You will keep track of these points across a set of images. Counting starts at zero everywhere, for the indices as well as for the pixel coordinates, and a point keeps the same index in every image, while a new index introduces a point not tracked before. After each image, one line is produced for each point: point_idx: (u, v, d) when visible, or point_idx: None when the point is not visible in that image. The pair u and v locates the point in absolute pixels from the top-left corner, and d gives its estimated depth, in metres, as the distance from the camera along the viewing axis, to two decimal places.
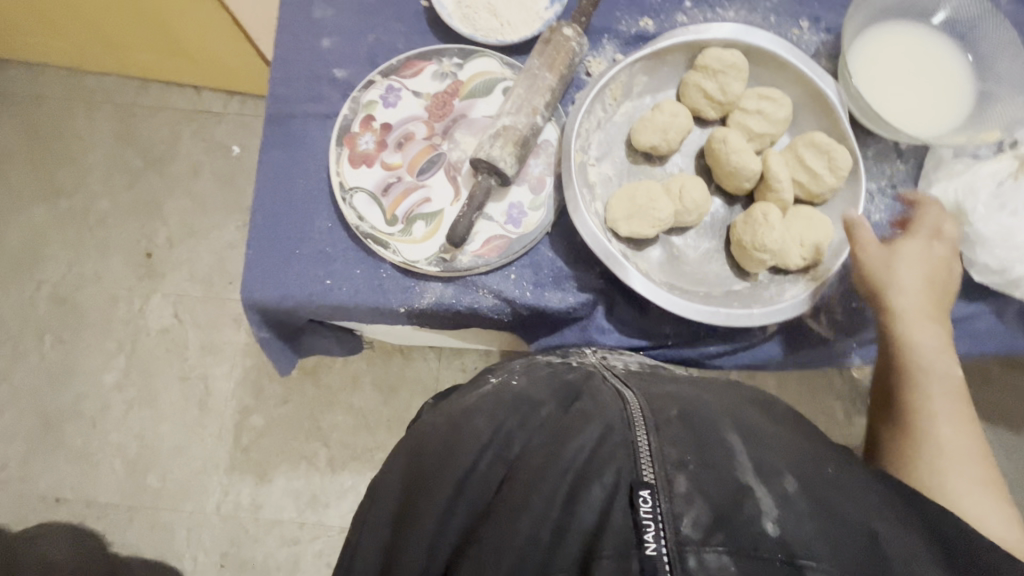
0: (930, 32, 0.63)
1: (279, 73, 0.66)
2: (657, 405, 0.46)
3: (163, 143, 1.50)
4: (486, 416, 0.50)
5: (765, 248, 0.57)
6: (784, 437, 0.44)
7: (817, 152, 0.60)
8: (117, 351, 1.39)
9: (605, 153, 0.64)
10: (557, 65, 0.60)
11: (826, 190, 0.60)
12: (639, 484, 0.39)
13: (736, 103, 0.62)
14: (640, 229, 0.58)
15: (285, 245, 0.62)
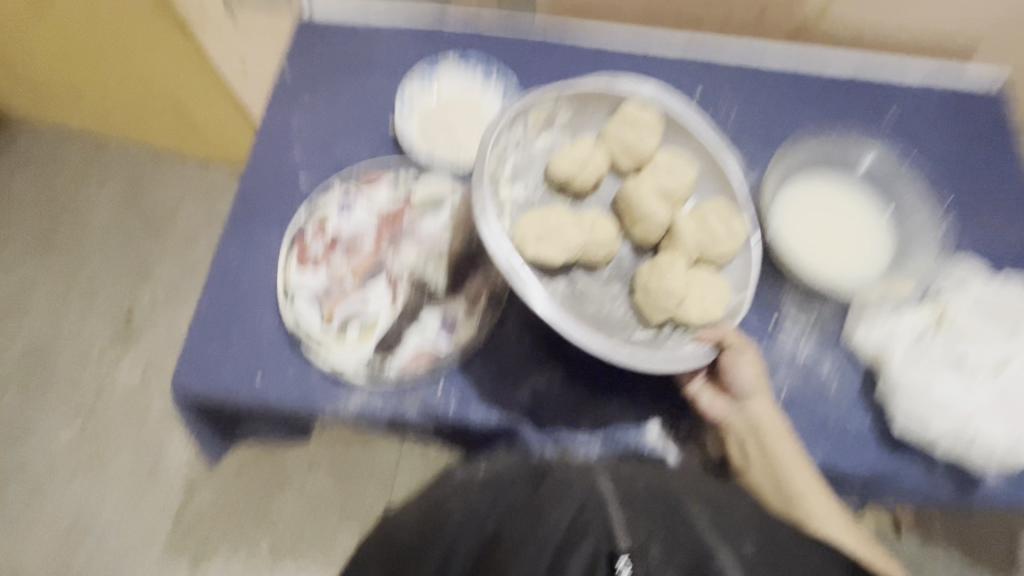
0: (850, 183, 0.68)
1: (249, 176, 0.72)
2: (624, 474, 0.45)
3: (165, 210, 1.58)
4: (454, 501, 0.46)
5: (668, 297, 0.58)
6: (736, 496, 0.45)
7: (721, 219, 0.62)
8: (76, 412, 1.37)
9: (521, 176, 0.65)
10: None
11: (725, 254, 0.61)
12: (616, 553, 0.38)
13: (648, 160, 0.65)
14: (547, 253, 0.58)
15: (224, 339, 0.64)
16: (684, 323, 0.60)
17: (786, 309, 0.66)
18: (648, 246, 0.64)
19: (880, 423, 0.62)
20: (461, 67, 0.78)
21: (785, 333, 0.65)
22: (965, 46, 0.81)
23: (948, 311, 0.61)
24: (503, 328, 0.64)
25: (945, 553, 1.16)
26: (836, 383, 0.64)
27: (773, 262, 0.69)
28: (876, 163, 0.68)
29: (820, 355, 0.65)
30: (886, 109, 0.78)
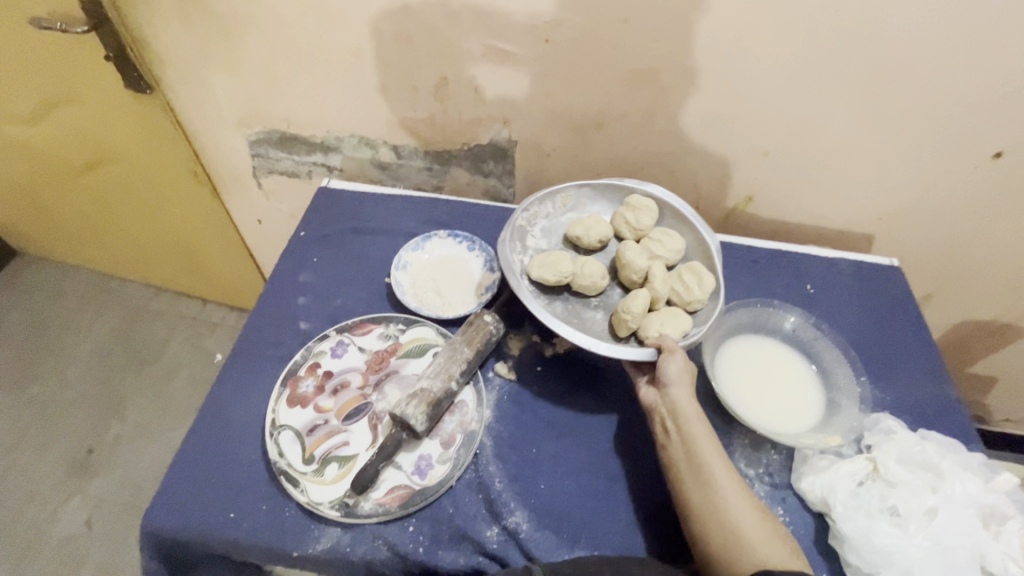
0: (778, 342, 0.79)
1: (255, 319, 0.80)
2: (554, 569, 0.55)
3: (154, 344, 1.63)
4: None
5: (630, 310, 0.76)
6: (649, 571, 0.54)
7: (694, 275, 0.80)
8: (4, 558, 1.25)
9: (545, 235, 0.90)
10: (474, 340, 0.74)
11: (693, 299, 0.79)
12: None
13: (646, 233, 0.87)
14: (543, 274, 0.81)
15: (205, 473, 0.66)
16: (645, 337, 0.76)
17: (737, 457, 0.73)
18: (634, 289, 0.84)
19: (837, 574, 0.64)
20: (449, 237, 0.91)
21: None
22: (863, 235, 1.00)
23: (879, 463, 0.67)
24: (475, 470, 0.69)
25: None
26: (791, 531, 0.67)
27: (723, 412, 0.76)
28: (799, 327, 0.80)
29: (772, 502, 0.69)
30: (806, 281, 0.93)
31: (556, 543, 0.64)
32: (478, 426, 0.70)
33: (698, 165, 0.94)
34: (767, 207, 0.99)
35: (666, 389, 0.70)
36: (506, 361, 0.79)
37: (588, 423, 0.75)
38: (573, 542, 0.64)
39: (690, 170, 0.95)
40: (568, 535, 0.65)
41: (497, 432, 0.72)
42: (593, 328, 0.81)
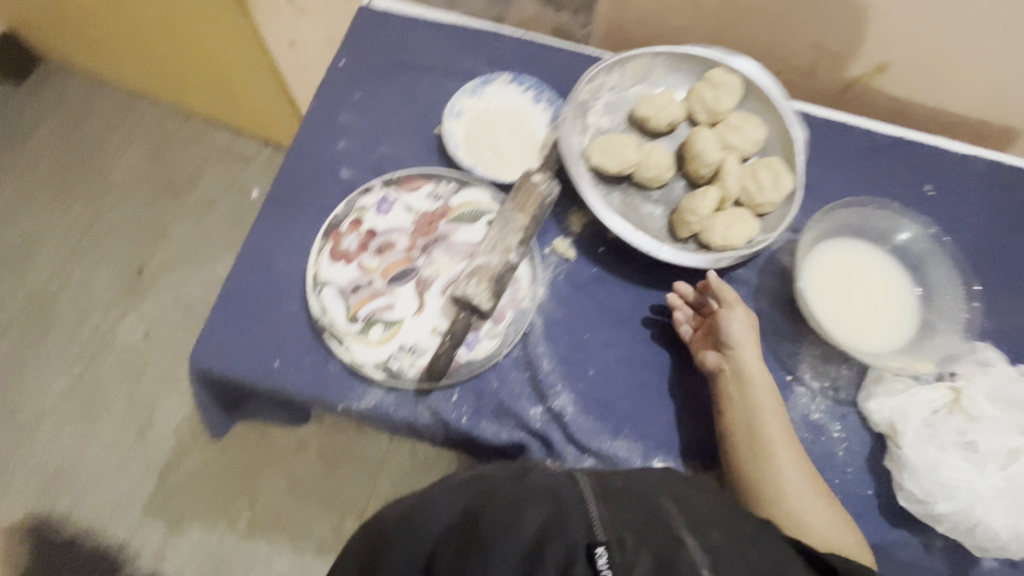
0: (883, 254, 0.69)
1: (291, 161, 0.72)
2: (605, 480, 0.51)
3: (189, 174, 1.58)
4: (438, 511, 0.50)
5: (695, 212, 0.68)
6: (709, 505, 0.51)
7: (770, 173, 0.70)
8: (76, 361, 1.38)
9: (609, 110, 0.77)
10: (528, 207, 0.64)
11: (765, 201, 0.69)
12: (594, 541, 0.43)
13: (722, 117, 0.74)
14: (606, 162, 0.70)
15: (246, 319, 0.64)
16: (709, 245, 0.69)
17: (803, 368, 0.67)
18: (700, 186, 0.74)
19: (885, 495, 0.62)
20: (512, 83, 0.78)
21: (800, 393, 0.66)
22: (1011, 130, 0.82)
23: (964, 395, 0.61)
24: (523, 348, 0.65)
25: None
26: (844, 448, 0.64)
27: (797, 319, 0.70)
28: (913, 239, 0.69)
29: (832, 417, 0.65)
30: (926, 180, 0.78)
31: (599, 429, 0.63)
32: (530, 304, 0.66)
33: (835, 14, 0.73)
34: (902, 82, 0.80)
35: (731, 346, 0.62)
36: (565, 237, 0.71)
37: (647, 315, 0.69)
38: (617, 430, 0.63)
39: (821, 23, 0.75)
40: (613, 423, 0.63)
41: (550, 313, 0.67)
42: (652, 225, 0.72)
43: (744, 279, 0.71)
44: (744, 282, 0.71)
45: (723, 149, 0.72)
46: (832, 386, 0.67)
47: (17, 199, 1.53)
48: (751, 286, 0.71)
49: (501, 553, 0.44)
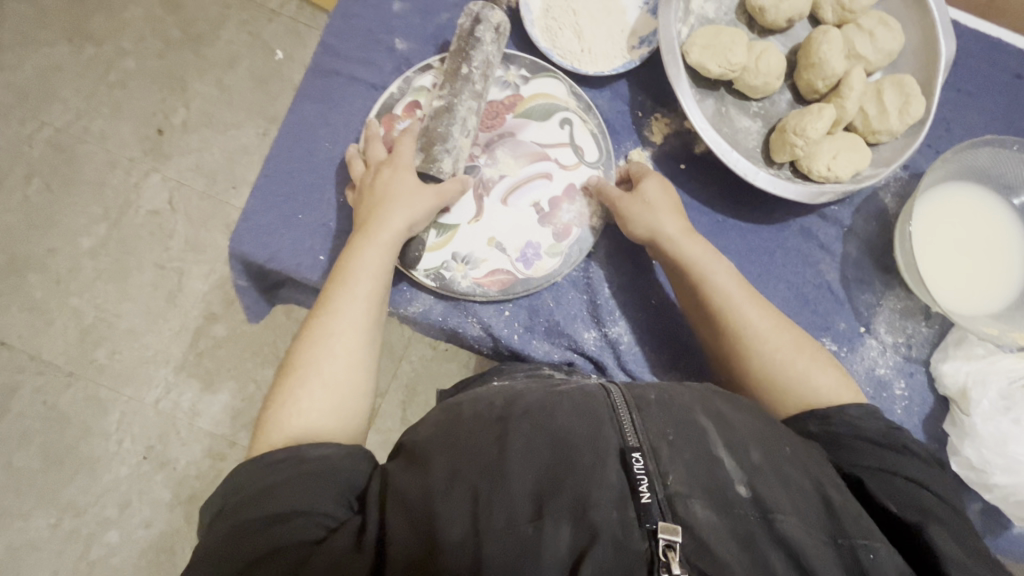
0: (1008, 206, 0.60)
1: (338, 23, 0.62)
2: (637, 390, 0.51)
3: (208, 23, 1.42)
4: (473, 416, 0.49)
5: (803, 133, 0.58)
6: (750, 419, 0.48)
7: (899, 95, 0.59)
8: (101, 218, 1.35)
9: None
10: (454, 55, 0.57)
11: (885, 129, 0.60)
12: (629, 448, 0.44)
13: (855, 16, 0.61)
14: (708, 60, 0.59)
15: (291, 206, 0.59)
16: (807, 173, 0.60)
17: (879, 321, 0.63)
18: (810, 100, 0.63)
19: (934, 455, 0.61)
20: None
21: (870, 346, 0.62)
22: None
23: None
24: (584, 268, 0.61)
25: None
26: (903, 406, 0.61)
27: (885, 268, 0.63)
28: None
29: (898, 373, 0.62)
30: None
31: (654, 361, 0.61)
32: (598, 224, 0.60)
33: None
34: None
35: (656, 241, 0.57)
36: (644, 148, 0.63)
37: (722, 247, 0.63)
38: (671, 364, 0.61)
39: None
40: (669, 354, 0.61)
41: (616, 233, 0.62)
42: (745, 143, 0.63)
43: (836, 218, 0.64)
44: (835, 222, 0.64)
45: (848, 58, 0.61)
46: (907, 345, 0.62)
47: (23, 32, 1.39)
48: (843, 226, 0.64)
49: (526, 454, 0.45)
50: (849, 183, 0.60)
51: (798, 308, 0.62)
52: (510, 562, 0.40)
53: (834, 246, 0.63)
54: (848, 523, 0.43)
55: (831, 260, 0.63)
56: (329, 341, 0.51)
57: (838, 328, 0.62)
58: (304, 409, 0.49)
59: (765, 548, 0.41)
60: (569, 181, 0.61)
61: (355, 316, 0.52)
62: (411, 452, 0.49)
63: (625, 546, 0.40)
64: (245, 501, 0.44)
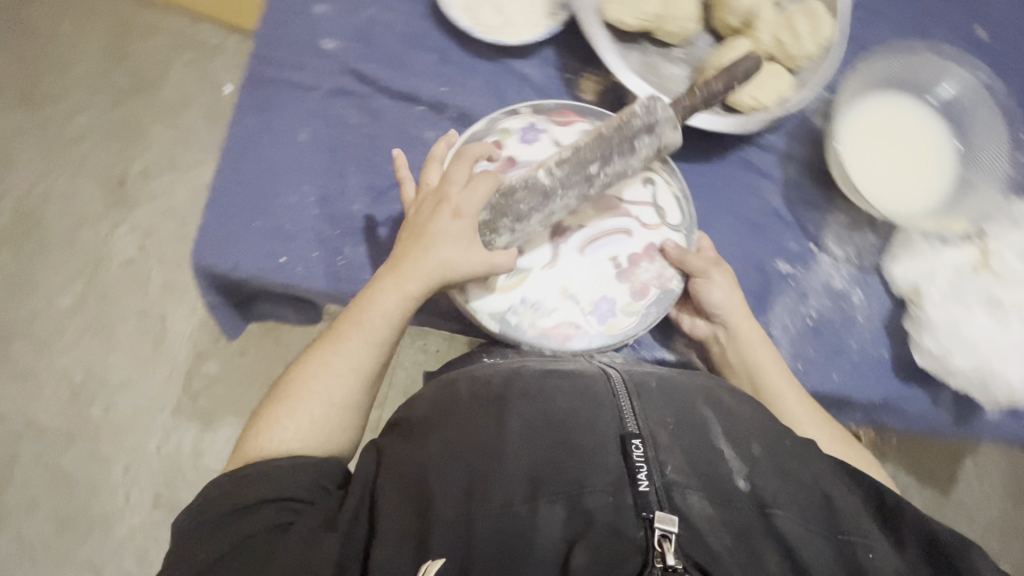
0: (928, 109, 0.63)
1: (266, 32, 0.63)
2: (638, 378, 0.54)
3: (155, 69, 1.44)
4: (469, 396, 0.52)
5: (723, 68, 0.61)
6: (745, 409, 0.51)
7: (809, 19, 0.62)
8: (77, 276, 1.36)
9: None
10: (599, 128, 0.55)
11: (801, 54, 0.62)
12: (629, 434, 0.47)
13: None
14: (625, 15, 0.61)
15: (246, 214, 0.61)
16: (736, 107, 0.63)
17: (828, 237, 0.65)
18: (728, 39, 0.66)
19: (899, 355, 0.63)
20: None
21: (823, 261, 0.65)
22: None
23: (992, 254, 0.60)
24: None
25: (899, 471, 1.29)
26: (864, 314, 0.64)
27: (825, 186, 0.66)
28: (961, 89, 0.63)
29: (854, 283, 0.64)
30: (979, 21, 0.69)
31: None
32: (678, 288, 0.61)
33: None
34: None
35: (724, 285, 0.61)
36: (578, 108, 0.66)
37: None
38: None
39: None
40: None
41: None
42: (673, 88, 0.66)
43: (772, 145, 0.66)
44: (772, 149, 0.66)
45: None
46: (859, 258, 0.65)
47: None
48: (780, 152, 0.66)
49: (524, 441, 0.47)
50: (778, 110, 0.62)
51: (749, 236, 0.65)
52: (503, 542, 0.43)
53: (773, 172, 0.66)
54: (845, 520, 0.45)
55: (773, 185, 0.66)
56: (319, 375, 0.53)
57: (790, 250, 0.65)
58: (284, 432, 0.51)
59: (759, 538, 0.44)
60: (648, 240, 0.62)
61: (354, 359, 0.54)
62: (406, 428, 0.51)
63: (620, 531, 0.43)
64: (224, 492, 0.46)
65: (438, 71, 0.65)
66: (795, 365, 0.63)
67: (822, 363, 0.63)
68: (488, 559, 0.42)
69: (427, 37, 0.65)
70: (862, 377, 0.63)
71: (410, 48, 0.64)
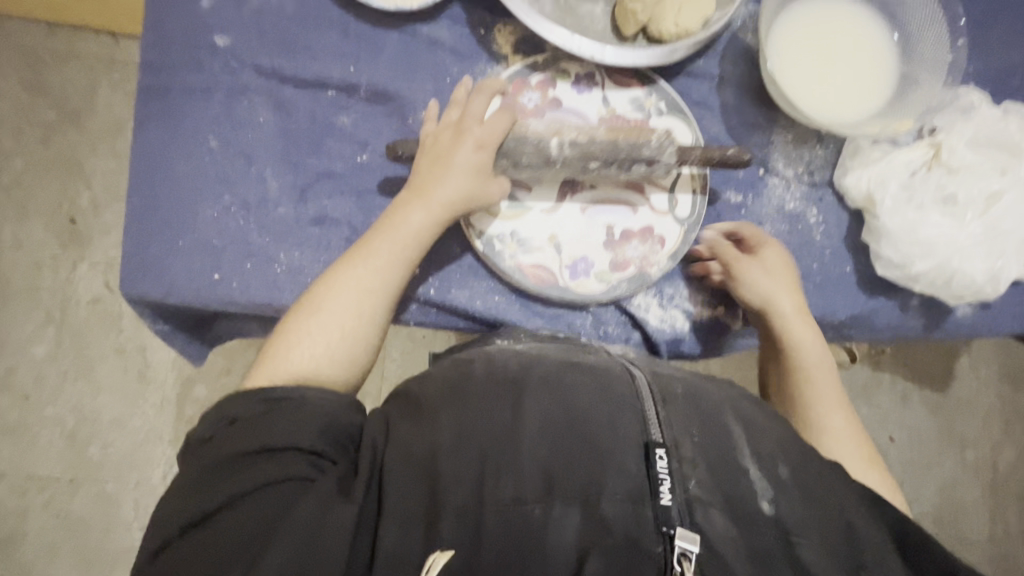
0: (860, 5, 0.59)
1: (153, 38, 0.59)
2: (662, 381, 0.51)
3: (78, 96, 1.31)
4: (484, 379, 0.49)
5: None
6: (774, 428, 0.50)
7: None
8: (45, 324, 1.29)
9: None
10: (619, 131, 0.55)
11: None
12: (654, 443, 0.44)
13: None
14: None
15: (169, 235, 0.58)
16: (660, 36, 0.59)
17: (775, 159, 0.62)
18: None
19: (862, 269, 0.61)
20: None
21: (774, 185, 0.62)
22: None
23: (944, 148, 0.57)
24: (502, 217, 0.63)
25: (895, 378, 1.29)
26: (822, 233, 0.62)
27: (765, 106, 0.63)
28: None
29: (807, 202, 0.62)
30: None
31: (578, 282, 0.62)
32: (658, 276, 0.58)
33: None
34: None
35: (761, 289, 0.57)
36: (496, 65, 0.62)
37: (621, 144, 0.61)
38: None
39: None
40: None
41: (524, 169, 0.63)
42: (593, 27, 0.62)
43: (704, 72, 0.63)
44: (705, 75, 0.63)
45: None
46: (810, 175, 0.62)
47: None
48: (714, 77, 0.63)
49: (542, 440, 0.45)
50: (703, 31, 0.58)
51: None
52: (515, 540, 0.40)
53: (710, 100, 0.63)
54: (866, 553, 0.43)
55: (711, 114, 0.63)
56: (339, 292, 0.52)
57: (739, 179, 0.62)
58: (308, 348, 0.50)
59: (780, 565, 0.41)
60: (647, 221, 0.59)
61: (370, 282, 0.52)
62: (411, 402, 0.49)
63: (637, 543, 0.40)
64: (237, 433, 0.45)
65: (342, 49, 0.60)
66: None
67: None
68: (498, 555, 0.40)
69: (325, 16, 0.61)
70: (828, 297, 0.61)
71: (309, 30, 0.60)
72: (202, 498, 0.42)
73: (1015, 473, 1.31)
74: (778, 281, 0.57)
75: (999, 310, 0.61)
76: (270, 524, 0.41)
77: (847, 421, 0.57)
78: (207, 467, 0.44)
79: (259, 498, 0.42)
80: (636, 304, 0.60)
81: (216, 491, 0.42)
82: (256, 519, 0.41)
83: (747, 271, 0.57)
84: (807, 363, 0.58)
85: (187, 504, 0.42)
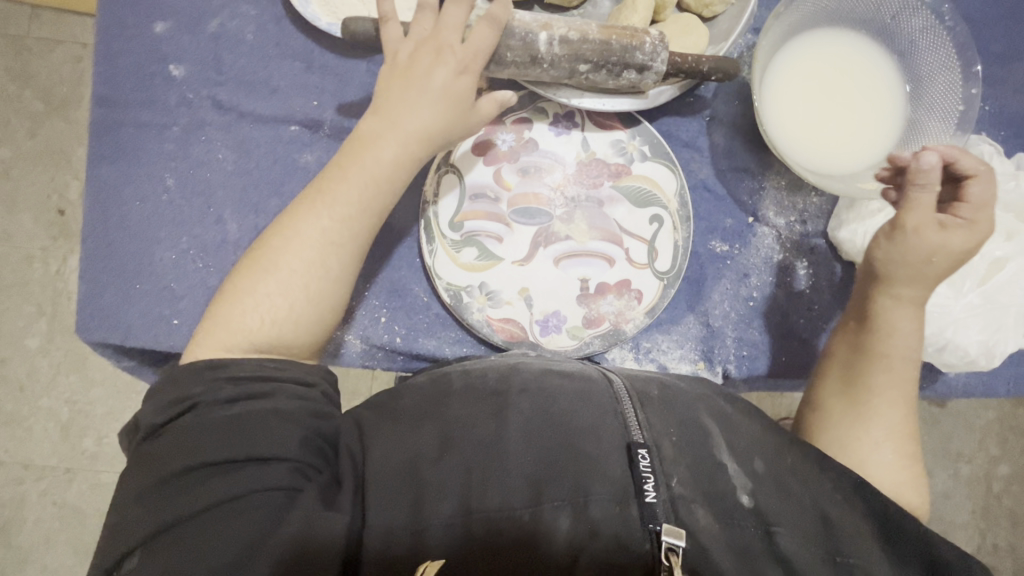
0: (868, 46, 0.55)
1: (103, 67, 0.56)
2: (639, 384, 0.47)
3: (65, 86, 1.11)
4: (463, 390, 0.46)
5: None
6: (753, 428, 0.46)
7: None
8: (37, 317, 1.10)
9: None
10: (612, 30, 0.50)
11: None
12: (636, 444, 0.41)
13: None
14: None
15: (124, 278, 0.55)
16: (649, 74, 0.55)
17: (766, 206, 0.59)
18: None
19: None
20: None
21: (763, 234, 0.59)
22: None
23: None
24: None
25: None
26: (812, 284, 0.58)
27: (758, 148, 0.59)
28: (905, 14, 0.54)
29: (798, 253, 0.59)
30: None
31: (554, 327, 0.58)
32: (634, 331, 0.55)
33: None
34: None
35: (916, 265, 0.47)
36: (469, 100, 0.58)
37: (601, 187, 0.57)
38: None
39: None
40: None
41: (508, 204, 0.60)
42: None
43: (694, 111, 0.59)
44: (695, 114, 0.59)
45: None
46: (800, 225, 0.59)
47: None
48: (705, 118, 0.59)
49: (521, 441, 0.42)
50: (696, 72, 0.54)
51: None
52: (501, 547, 0.38)
53: (699, 141, 0.59)
54: (845, 544, 0.40)
55: (701, 157, 0.59)
56: (292, 245, 0.45)
57: (726, 227, 0.59)
58: (258, 321, 0.44)
59: (762, 561, 0.39)
60: (623, 275, 0.56)
61: (316, 236, 0.46)
62: (386, 408, 0.46)
63: (625, 544, 0.38)
64: (176, 447, 0.39)
65: (305, 82, 0.57)
66: (741, 354, 0.58)
67: (770, 346, 0.58)
68: (484, 560, 0.38)
69: (286, 46, 0.57)
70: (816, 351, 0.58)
71: (267, 62, 0.57)
72: (161, 502, 0.37)
73: (1009, 489, 1.25)
74: (927, 271, 0.48)
75: (993, 372, 0.58)
76: (251, 538, 0.36)
77: (902, 415, 0.48)
78: (151, 489, 0.38)
79: (238, 509, 0.37)
80: (613, 358, 0.57)
81: (175, 506, 0.37)
82: (234, 538, 0.36)
83: (912, 243, 0.47)
84: (891, 354, 0.48)
85: (150, 512, 0.37)
